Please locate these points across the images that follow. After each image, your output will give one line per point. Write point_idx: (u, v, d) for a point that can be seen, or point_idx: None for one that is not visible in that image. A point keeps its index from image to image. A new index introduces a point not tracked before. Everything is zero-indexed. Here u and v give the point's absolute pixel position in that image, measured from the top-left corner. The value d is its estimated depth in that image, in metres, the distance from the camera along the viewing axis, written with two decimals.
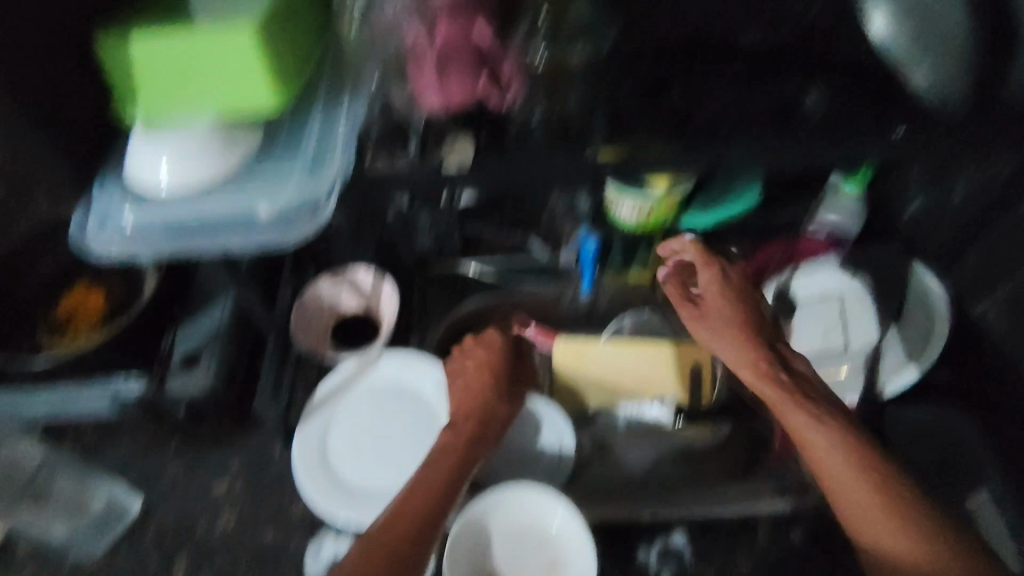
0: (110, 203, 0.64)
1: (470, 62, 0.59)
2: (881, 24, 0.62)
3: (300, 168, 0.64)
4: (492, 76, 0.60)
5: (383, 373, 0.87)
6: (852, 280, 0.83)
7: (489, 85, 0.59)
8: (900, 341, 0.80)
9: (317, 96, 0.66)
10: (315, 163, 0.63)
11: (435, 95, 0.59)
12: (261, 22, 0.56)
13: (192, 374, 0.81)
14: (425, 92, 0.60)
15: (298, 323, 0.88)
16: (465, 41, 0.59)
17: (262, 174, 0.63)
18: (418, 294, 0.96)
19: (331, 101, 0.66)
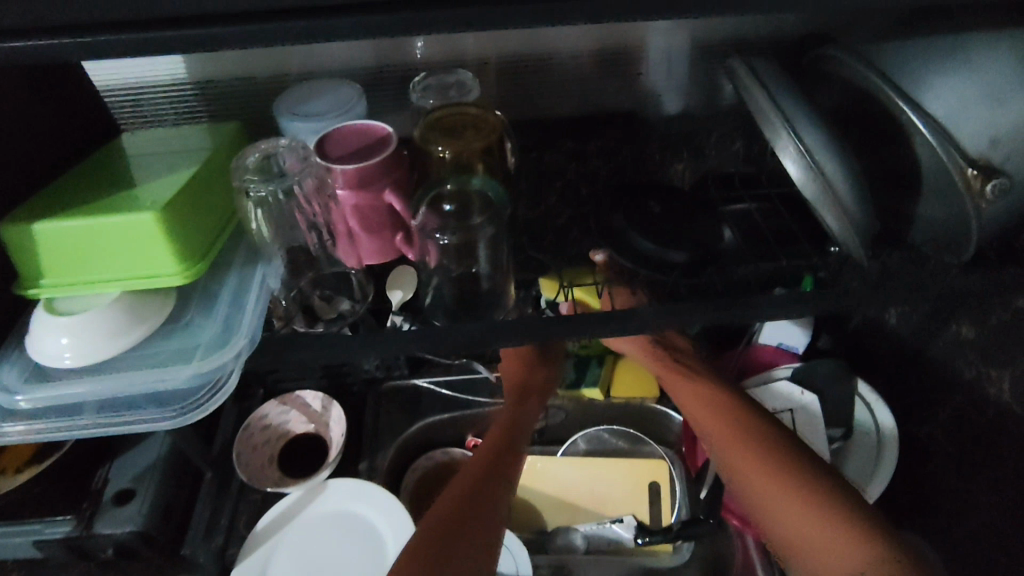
0: None
1: (384, 227, 0.56)
2: (796, 168, 0.57)
3: (214, 334, 0.48)
4: (407, 236, 0.58)
5: (329, 503, 0.84)
6: (802, 395, 0.81)
7: (404, 246, 0.57)
8: (851, 457, 0.79)
9: (236, 257, 0.53)
10: (231, 332, 0.48)
11: (353, 254, 0.59)
12: (177, 203, 0.45)
13: (123, 511, 0.75)
14: (344, 253, 0.59)
15: (243, 453, 0.85)
16: (377, 208, 0.54)
17: (168, 342, 0.47)
18: (371, 412, 0.94)
19: (251, 264, 0.54)
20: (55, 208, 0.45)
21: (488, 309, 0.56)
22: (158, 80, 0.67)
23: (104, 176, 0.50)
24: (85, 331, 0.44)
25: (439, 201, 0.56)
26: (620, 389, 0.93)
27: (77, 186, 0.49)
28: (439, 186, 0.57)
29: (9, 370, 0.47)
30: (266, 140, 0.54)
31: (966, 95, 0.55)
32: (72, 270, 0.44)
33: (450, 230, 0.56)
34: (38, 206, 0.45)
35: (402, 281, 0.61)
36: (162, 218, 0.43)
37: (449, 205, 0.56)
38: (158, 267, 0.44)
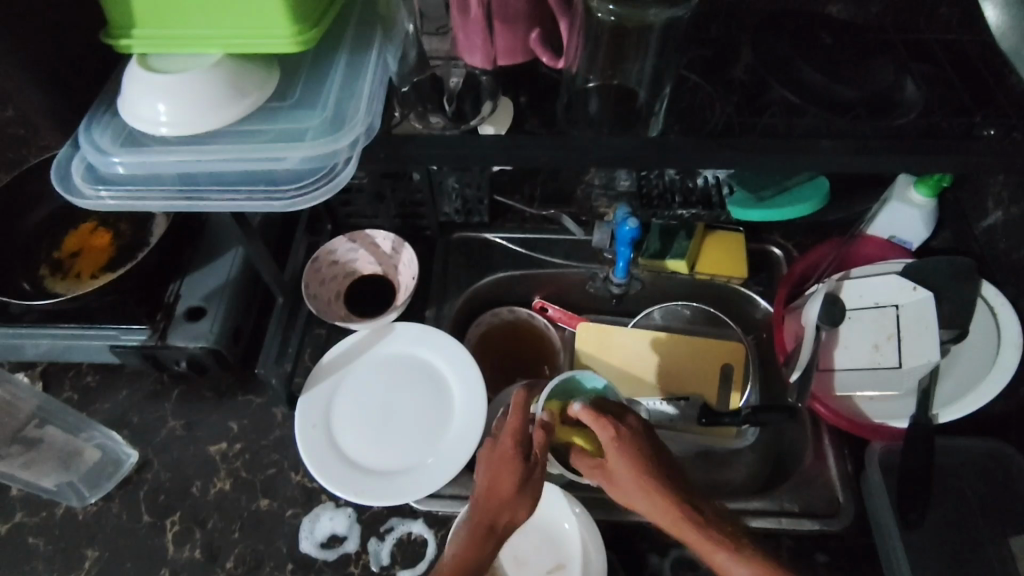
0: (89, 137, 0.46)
1: (522, 17, 0.51)
2: (1001, 13, 0.52)
3: (323, 119, 0.44)
4: (544, 35, 0.53)
5: (396, 344, 0.83)
6: (914, 291, 0.75)
7: (539, 46, 0.53)
8: (964, 359, 0.73)
9: (345, 40, 0.49)
10: (342, 118, 0.44)
11: (484, 52, 0.54)
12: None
13: (195, 326, 0.75)
14: (470, 50, 0.54)
15: (310, 284, 0.83)
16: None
17: (273, 120, 0.44)
18: (439, 262, 0.90)
19: (361, 51, 0.48)
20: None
21: (615, 140, 0.49)
22: None
23: None
24: (184, 98, 0.39)
25: None
26: (707, 266, 0.85)
27: None
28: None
29: (104, 135, 0.46)
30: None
31: None
32: (172, 19, 0.38)
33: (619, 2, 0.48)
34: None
35: (498, 119, 0.52)
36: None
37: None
38: (274, 28, 0.38)
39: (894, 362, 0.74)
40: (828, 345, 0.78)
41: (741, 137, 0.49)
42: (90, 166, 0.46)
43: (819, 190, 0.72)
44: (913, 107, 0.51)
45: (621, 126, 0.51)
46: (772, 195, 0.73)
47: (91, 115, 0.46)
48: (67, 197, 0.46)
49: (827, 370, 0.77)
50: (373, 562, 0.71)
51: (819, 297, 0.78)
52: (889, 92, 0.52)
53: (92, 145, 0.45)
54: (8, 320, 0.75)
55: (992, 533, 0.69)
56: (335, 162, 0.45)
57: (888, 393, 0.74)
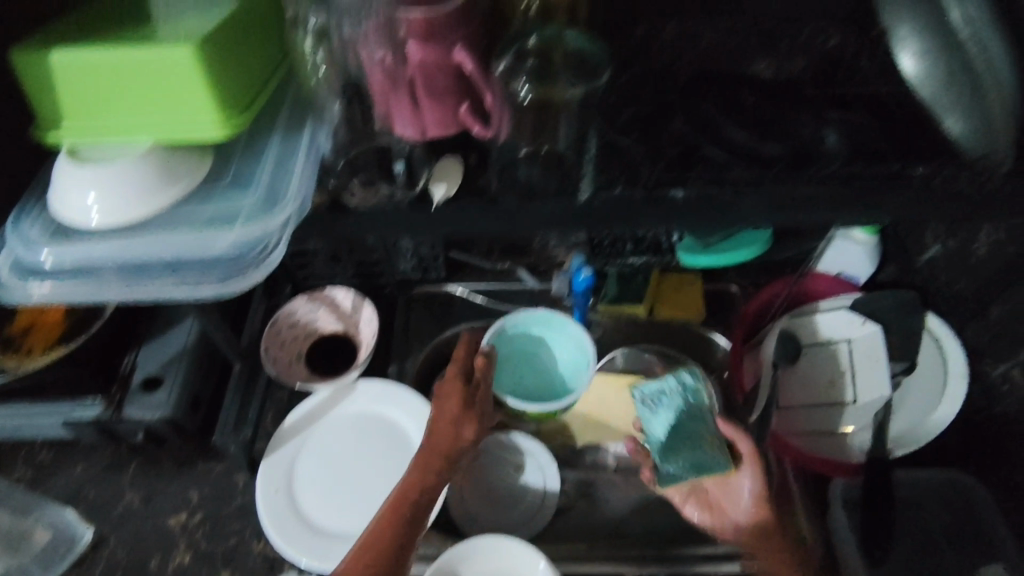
0: (21, 232, 0.47)
1: (449, 90, 0.47)
2: (911, 60, 0.52)
3: (256, 201, 0.47)
4: (474, 105, 0.49)
5: (359, 403, 0.82)
6: (863, 325, 0.77)
7: (469, 117, 0.49)
8: (916, 391, 0.75)
9: (276, 125, 0.52)
10: (276, 199, 0.47)
11: (410, 125, 0.49)
12: (210, 35, 0.39)
13: (151, 397, 0.74)
14: (399, 121, 0.49)
15: (270, 347, 0.83)
16: (434, 63, 0.45)
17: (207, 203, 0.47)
18: (401, 317, 0.91)
19: (296, 127, 0.52)
20: (73, 38, 0.40)
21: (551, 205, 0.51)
22: None
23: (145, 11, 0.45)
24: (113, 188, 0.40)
25: (522, 62, 0.54)
26: (664, 309, 0.87)
27: (108, 22, 0.44)
28: (522, 40, 0.55)
29: (33, 227, 0.47)
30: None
31: None
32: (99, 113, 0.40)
33: (532, 85, 0.53)
34: (58, 37, 0.41)
35: (447, 174, 0.52)
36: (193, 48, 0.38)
37: (531, 61, 0.54)
38: (194, 118, 0.40)
39: (849, 397, 0.76)
40: (787, 382, 0.78)
41: (672, 193, 0.51)
42: (21, 261, 0.47)
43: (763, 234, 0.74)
44: (835, 159, 0.53)
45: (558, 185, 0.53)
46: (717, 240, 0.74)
47: (24, 212, 0.47)
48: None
49: (788, 409, 0.78)
50: None
51: (774, 335, 0.80)
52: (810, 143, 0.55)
53: (25, 241, 0.46)
54: None
55: (958, 563, 0.69)
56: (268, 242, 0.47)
57: (847, 428, 0.75)
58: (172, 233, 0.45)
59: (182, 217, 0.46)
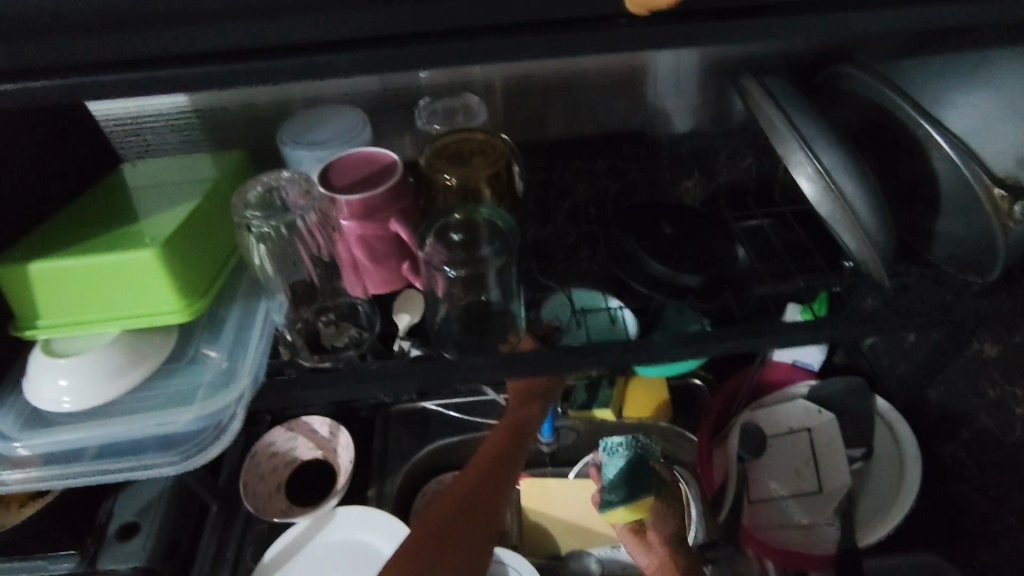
0: None
1: (390, 255, 0.54)
2: (809, 182, 0.55)
3: (217, 375, 0.48)
4: (414, 265, 0.56)
5: (338, 531, 0.83)
6: (820, 414, 0.80)
7: (411, 275, 0.56)
8: (877, 480, 0.77)
9: (240, 288, 0.55)
10: (236, 371, 0.48)
11: (358, 286, 0.57)
12: (173, 235, 0.44)
13: (127, 546, 0.74)
14: (351, 284, 0.57)
15: (249, 480, 0.84)
16: (373, 236, 0.52)
17: (168, 380, 0.47)
18: (379, 438, 0.93)
19: (255, 299, 0.55)
20: (50, 245, 0.44)
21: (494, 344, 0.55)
22: (161, 110, 0.67)
23: (119, 207, 0.50)
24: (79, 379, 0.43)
25: (446, 236, 0.55)
26: (632, 410, 0.90)
27: (82, 220, 0.48)
28: (447, 216, 0.55)
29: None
30: (271, 172, 0.54)
31: (977, 117, 0.58)
32: (70, 310, 0.43)
33: (459, 262, 0.55)
34: (35, 242, 0.45)
35: (407, 306, 0.59)
36: (156, 250, 0.42)
37: (457, 235, 0.55)
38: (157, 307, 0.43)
39: (815, 487, 0.77)
40: (756, 476, 0.81)
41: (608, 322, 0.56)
42: None
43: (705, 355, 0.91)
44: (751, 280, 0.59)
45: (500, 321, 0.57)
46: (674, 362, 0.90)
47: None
48: None
49: (760, 502, 0.79)
50: None
51: (737, 429, 0.83)
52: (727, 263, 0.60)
53: None
54: None
55: None
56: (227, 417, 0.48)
57: (818, 520, 0.75)
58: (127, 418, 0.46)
59: (142, 398, 0.47)
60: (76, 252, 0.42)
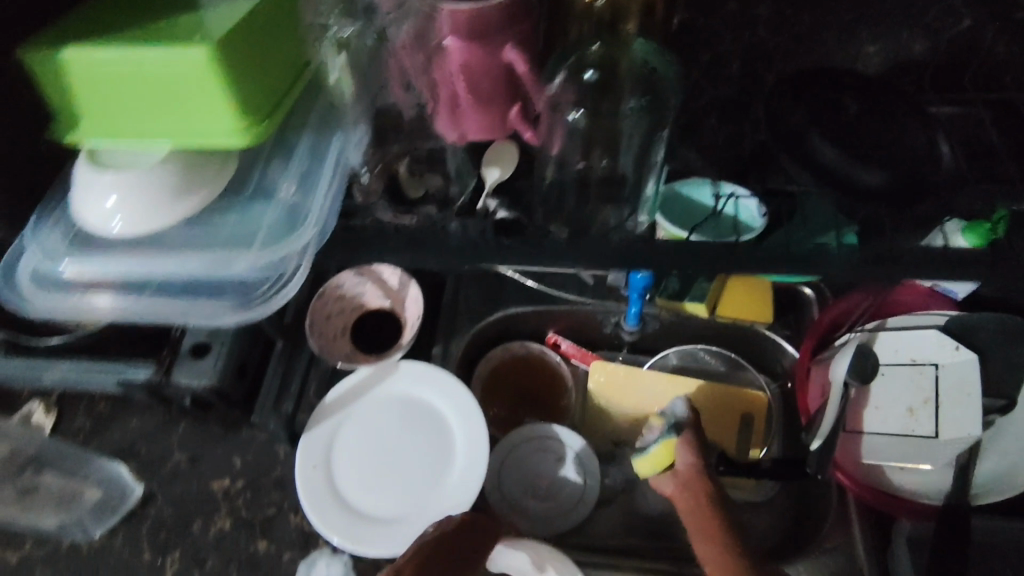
0: (42, 241, 0.49)
1: (501, 96, 0.50)
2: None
3: (276, 220, 0.49)
4: (524, 110, 0.52)
5: (399, 384, 0.81)
6: (956, 350, 0.69)
7: (519, 121, 0.52)
8: (1009, 436, 0.66)
9: (311, 120, 0.52)
10: (300, 214, 0.49)
11: (454, 126, 0.53)
12: (230, 40, 0.40)
13: (199, 364, 0.76)
14: (440, 120, 0.53)
15: (315, 320, 0.82)
16: (487, 65, 0.47)
17: (225, 220, 0.49)
18: (448, 298, 0.89)
19: (327, 130, 0.52)
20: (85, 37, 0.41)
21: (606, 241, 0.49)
22: None
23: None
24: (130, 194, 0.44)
25: None
26: (728, 310, 0.82)
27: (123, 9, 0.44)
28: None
29: (52, 235, 0.50)
30: None
31: None
32: (117, 120, 0.42)
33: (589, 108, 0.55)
34: (71, 35, 0.42)
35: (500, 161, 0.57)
36: (215, 58, 0.39)
37: (592, 74, 0.55)
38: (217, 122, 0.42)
39: (932, 431, 0.68)
40: (857, 405, 0.72)
41: None
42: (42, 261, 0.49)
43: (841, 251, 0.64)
44: None
45: None
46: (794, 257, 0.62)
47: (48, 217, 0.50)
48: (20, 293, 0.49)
49: (856, 433, 0.71)
50: None
51: (850, 352, 0.72)
52: (927, 162, 0.55)
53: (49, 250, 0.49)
54: (28, 352, 0.80)
55: None
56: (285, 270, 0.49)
57: (921, 464, 0.68)
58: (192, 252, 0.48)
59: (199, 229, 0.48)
60: (119, 49, 0.39)
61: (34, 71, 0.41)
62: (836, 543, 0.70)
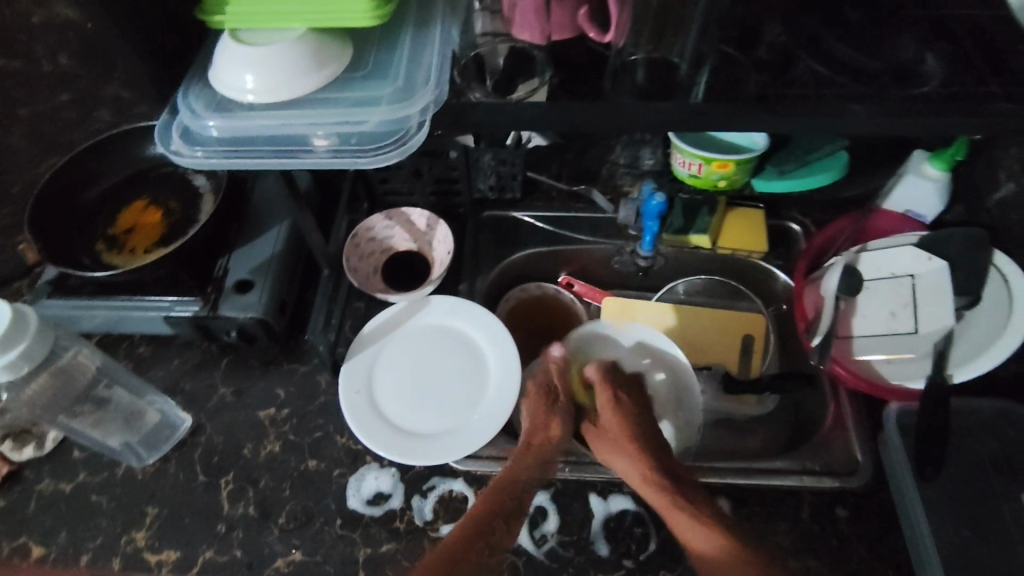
0: (188, 105, 0.54)
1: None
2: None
3: (394, 88, 0.54)
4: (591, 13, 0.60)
5: (433, 316, 0.87)
6: (929, 261, 0.79)
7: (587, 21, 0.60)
8: (975, 326, 0.76)
9: (406, 23, 0.58)
10: (412, 85, 0.54)
11: (538, 28, 0.59)
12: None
13: (244, 298, 0.80)
14: (522, 26, 0.60)
15: (350, 258, 0.87)
16: None
17: (347, 87, 0.53)
18: (470, 239, 0.95)
19: (423, 29, 0.58)
20: None
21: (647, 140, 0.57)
22: None
23: None
24: (269, 69, 0.49)
25: None
26: (729, 240, 0.90)
27: None
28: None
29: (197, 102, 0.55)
30: None
31: None
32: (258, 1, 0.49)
33: None
34: None
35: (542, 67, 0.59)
36: None
37: None
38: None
39: (911, 328, 0.77)
40: (847, 314, 0.82)
41: (762, 111, 0.54)
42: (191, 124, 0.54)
43: (838, 163, 0.76)
44: (927, 85, 0.55)
45: (658, 94, 0.57)
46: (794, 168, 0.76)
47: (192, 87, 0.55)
48: (176, 151, 0.54)
49: (846, 337, 0.81)
50: (414, 515, 0.76)
51: (838, 269, 0.82)
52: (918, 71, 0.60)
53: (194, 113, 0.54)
54: (70, 292, 0.81)
55: (1007, 489, 0.72)
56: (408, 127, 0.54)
57: (905, 354, 0.77)
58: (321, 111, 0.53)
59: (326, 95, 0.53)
60: None
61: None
62: (835, 435, 0.79)
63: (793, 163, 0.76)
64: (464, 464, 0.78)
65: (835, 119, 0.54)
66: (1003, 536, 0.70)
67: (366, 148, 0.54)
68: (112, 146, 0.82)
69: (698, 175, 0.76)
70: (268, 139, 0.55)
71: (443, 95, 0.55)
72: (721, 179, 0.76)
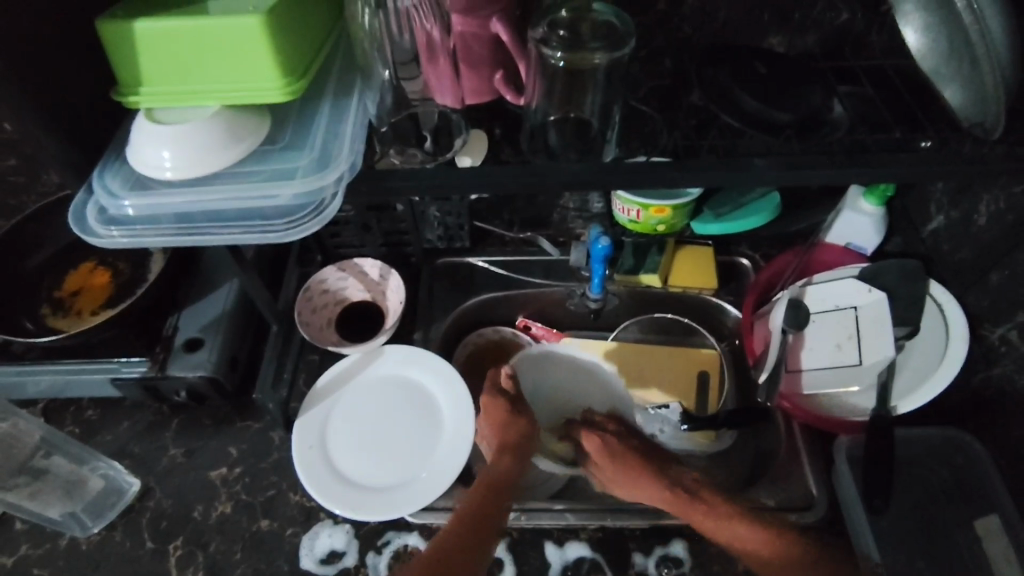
0: (104, 185, 0.55)
1: (484, 60, 0.61)
2: (960, 94, 0.54)
3: (311, 159, 0.56)
4: (506, 75, 0.63)
5: (384, 366, 0.86)
6: (869, 293, 0.80)
7: (503, 86, 0.63)
8: (916, 355, 0.79)
9: (326, 93, 0.61)
10: (328, 156, 0.56)
11: (454, 93, 0.64)
12: (275, 10, 0.50)
13: (193, 357, 0.79)
14: (442, 92, 0.64)
15: (303, 312, 0.87)
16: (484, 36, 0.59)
17: (266, 162, 0.55)
18: (424, 287, 0.95)
19: (343, 96, 0.61)
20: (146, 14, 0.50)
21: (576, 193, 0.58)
22: None
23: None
24: (185, 145, 0.51)
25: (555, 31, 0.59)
26: (679, 279, 0.91)
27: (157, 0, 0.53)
28: (556, 12, 0.61)
29: (114, 181, 0.55)
30: None
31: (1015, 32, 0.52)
32: (175, 78, 0.51)
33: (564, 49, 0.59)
34: (130, 13, 0.50)
35: (471, 151, 0.61)
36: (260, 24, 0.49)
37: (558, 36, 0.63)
38: (260, 80, 0.51)
39: (856, 360, 0.78)
40: (796, 346, 0.82)
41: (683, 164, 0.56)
42: (106, 203, 0.55)
43: (770, 204, 0.81)
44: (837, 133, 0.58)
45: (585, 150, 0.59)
46: (729, 211, 0.81)
47: (108, 166, 0.56)
48: (91, 229, 0.55)
49: (795, 370, 0.81)
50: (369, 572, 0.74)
51: (784, 303, 0.82)
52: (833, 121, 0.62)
53: (110, 192, 0.55)
54: (12, 359, 0.79)
55: (957, 516, 0.73)
56: (323, 197, 0.56)
57: (852, 387, 0.78)
58: (238, 187, 0.54)
59: (242, 172, 0.55)
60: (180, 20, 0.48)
61: (107, 46, 0.50)
62: (789, 469, 0.79)
63: (728, 206, 0.81)
64: (417, 515, 0.77)
65: (753, 168, 0.56)
66: (956, 564, 0.71)
67: (281, 220, 0.55)
68: (59, 209, 0.83)
69: (637, 220, 0.78)
70: (185, 216, 0.56)
71: (357, 162, 0.57)
72: (658, 224, 0.78)
